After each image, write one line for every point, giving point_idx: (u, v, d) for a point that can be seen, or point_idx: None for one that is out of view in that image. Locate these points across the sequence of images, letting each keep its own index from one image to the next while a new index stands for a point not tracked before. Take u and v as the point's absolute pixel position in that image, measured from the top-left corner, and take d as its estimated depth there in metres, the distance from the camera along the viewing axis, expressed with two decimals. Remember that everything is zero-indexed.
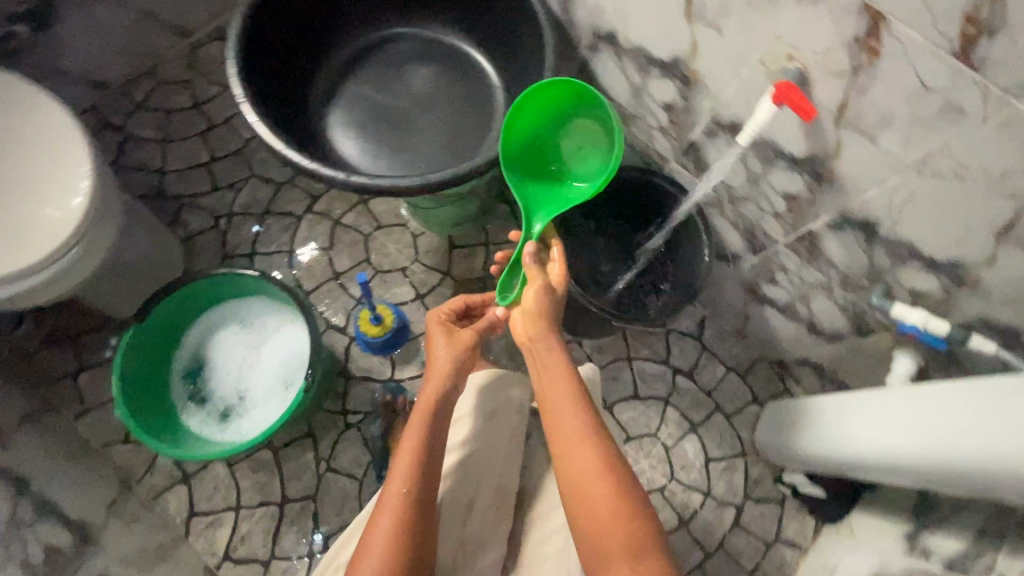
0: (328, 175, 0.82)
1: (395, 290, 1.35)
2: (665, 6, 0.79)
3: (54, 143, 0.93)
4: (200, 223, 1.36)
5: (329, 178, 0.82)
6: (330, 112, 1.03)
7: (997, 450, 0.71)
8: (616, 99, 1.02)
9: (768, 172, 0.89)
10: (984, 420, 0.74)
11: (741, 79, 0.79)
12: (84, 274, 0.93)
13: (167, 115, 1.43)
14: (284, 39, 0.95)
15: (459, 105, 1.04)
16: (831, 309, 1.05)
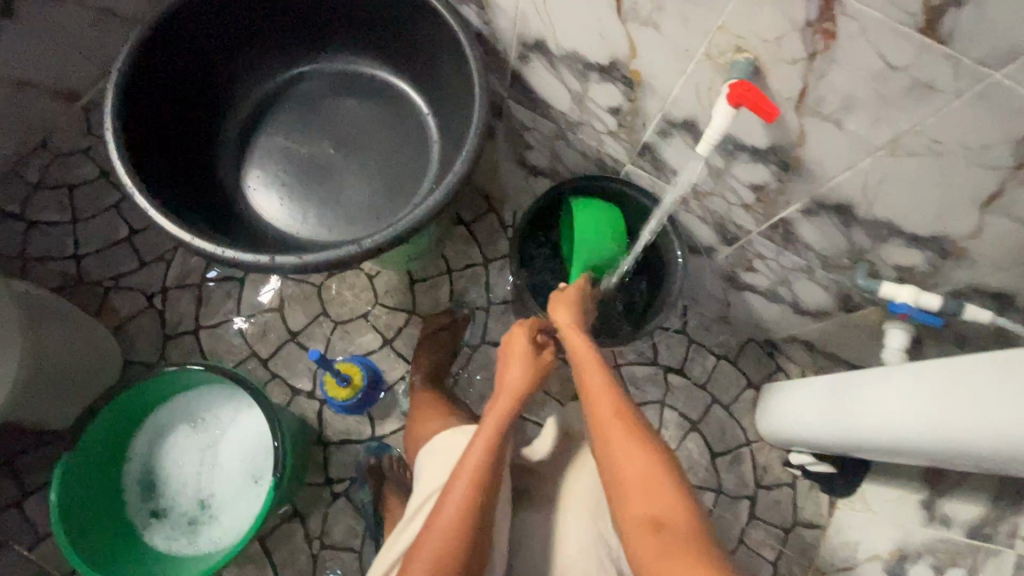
0: (247, 260, 0.72)
1: (359, 340, 1.26)
2: (593, 7, 0.71)
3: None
4: (132, 306, 1.24)
5: (248, 263, 0.72)
6: (246, 173, 0.93)
7: (1016, 426, 0.68)
8: (557, 107, 0.93)
9: (731, 166, 0.83)
10: (1003, 399, 0.70)
11: (689, 76, 0.72)
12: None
13: (72, 192, 1.29)
14: (174, 104, 0.84)
15: (387, 140, 0.94)
16: (815, 290, 1.01)
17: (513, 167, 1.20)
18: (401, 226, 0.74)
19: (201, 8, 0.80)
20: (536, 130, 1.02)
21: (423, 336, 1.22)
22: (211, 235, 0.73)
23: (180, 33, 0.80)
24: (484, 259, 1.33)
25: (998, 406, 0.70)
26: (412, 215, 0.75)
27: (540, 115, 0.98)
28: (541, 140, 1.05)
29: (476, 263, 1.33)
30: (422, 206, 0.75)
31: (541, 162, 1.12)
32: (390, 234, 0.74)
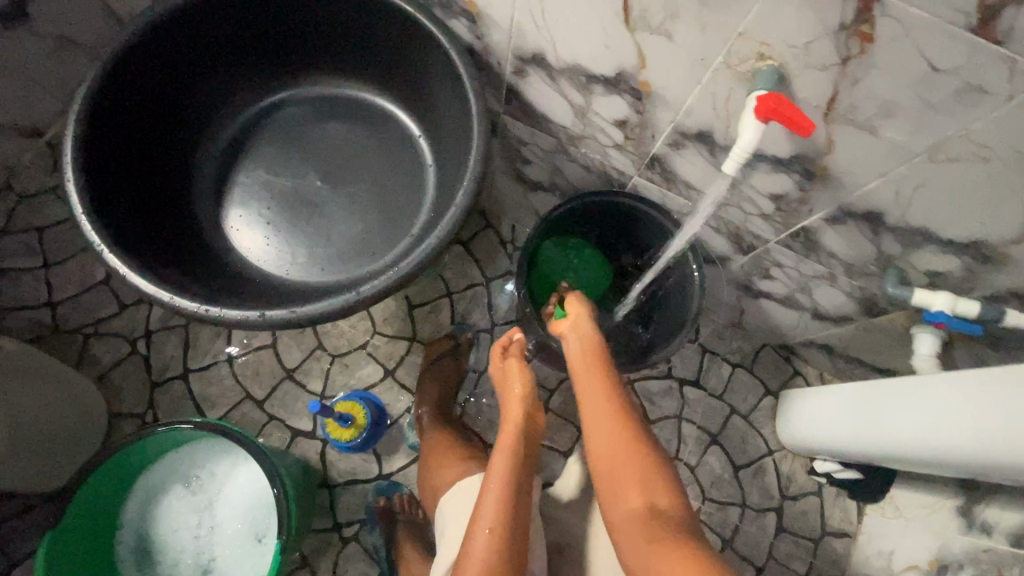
0: (237, 318, 0.66)
1: (360, 373, 1.19)
2: (597, 17, 0.65)
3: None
4: (114, 353, 1.16)
5: (239, 321, 0.66)
6: (230, 214, 0.87)
7: None
8: (558, 122, 0.88)
9: (749, 177, 0.78)
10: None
11: (705, 86, 0.66)
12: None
13: (42, 234, 1.21)
14: (143, 147, 0.78)
15: (379, 169, 0.88)
16: (837, 296, 0.97)
17: (511, 182, 1.15)
18: (403, 268, 0.69)
19: (165, 42, 0.74)
20: (535, 145, 0.97)
21: (427, 364, 1.16)
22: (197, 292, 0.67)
23: (143, 71, 0.73)
24: (485, 278, 1.27)
25: None
26: (414, 255, 0.69)
27: (539, 130, 0.92)
28: (540, 155, 0.99)
29: (477, 283, 1.27)
30: (423, 246, 0.70)
31: (540, 177, 1.06)
32: (391, 277, 0.68)
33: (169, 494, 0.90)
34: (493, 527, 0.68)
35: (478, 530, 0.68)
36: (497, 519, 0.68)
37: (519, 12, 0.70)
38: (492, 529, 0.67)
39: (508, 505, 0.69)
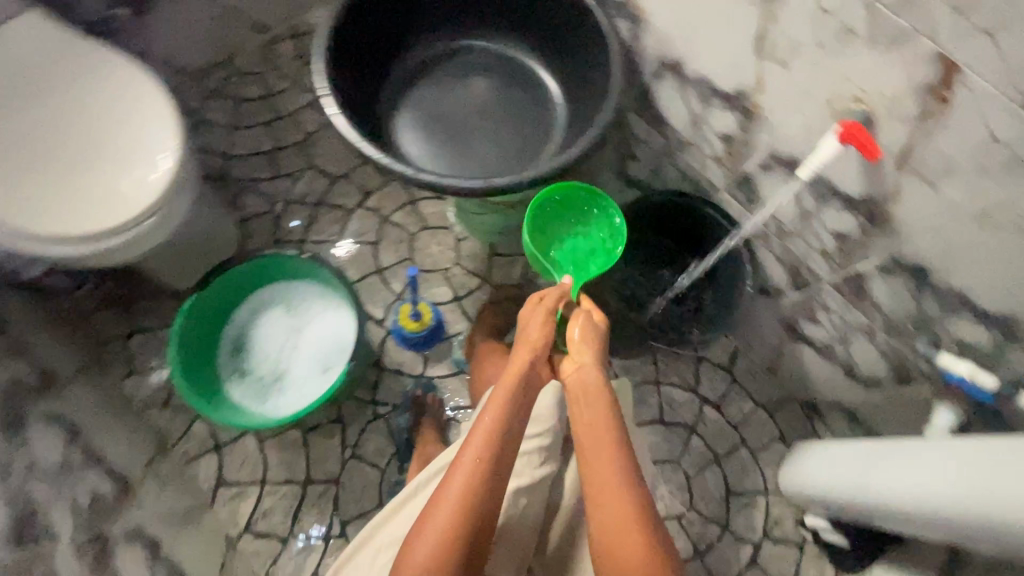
0: (402, 172, 0.87)
1: (434, 290, 1.39)
2: (735, 42, 0.82)
3: (125, 105, 0.99)
4: (257, 206, 1.43)
5: (402, 175, 0.87)
6: (397, 115, 1.08)
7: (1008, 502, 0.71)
8: (672, 126, 1.04)
9: (820, 211, 0.90)
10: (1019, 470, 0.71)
11: (806, 116, 0.80)
12: (171, 224, 0.97)
13: (239, 104, 1.51)
14: (366, 39, 1.01)
15: (520, 117, 1.08)
16: (871, 354, 1.05)
17: (613, 176, 1.32)
18: (527, 180, 0.88)
19: None
20: (646, 144, 1.14)
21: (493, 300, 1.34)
22: (379, 146, 0.89)
23: None
24: None
25: (997, 482, 0.74)
26: (538, 173, 0.89)
27: (654, 131, 1.09)
28: (647, 154, 1.16)
29: None
30: (546, 167, 0.89)
31: (640, 175, 1.23)
32: (517, 182, 0.87)
33: (278, 306, 1.13)
34: (476, 467, 0.72)
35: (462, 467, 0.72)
36: (483, 467, 0.72)
37: (674, 24, 0.89)
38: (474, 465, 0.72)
39: (495, 454, 0.73)
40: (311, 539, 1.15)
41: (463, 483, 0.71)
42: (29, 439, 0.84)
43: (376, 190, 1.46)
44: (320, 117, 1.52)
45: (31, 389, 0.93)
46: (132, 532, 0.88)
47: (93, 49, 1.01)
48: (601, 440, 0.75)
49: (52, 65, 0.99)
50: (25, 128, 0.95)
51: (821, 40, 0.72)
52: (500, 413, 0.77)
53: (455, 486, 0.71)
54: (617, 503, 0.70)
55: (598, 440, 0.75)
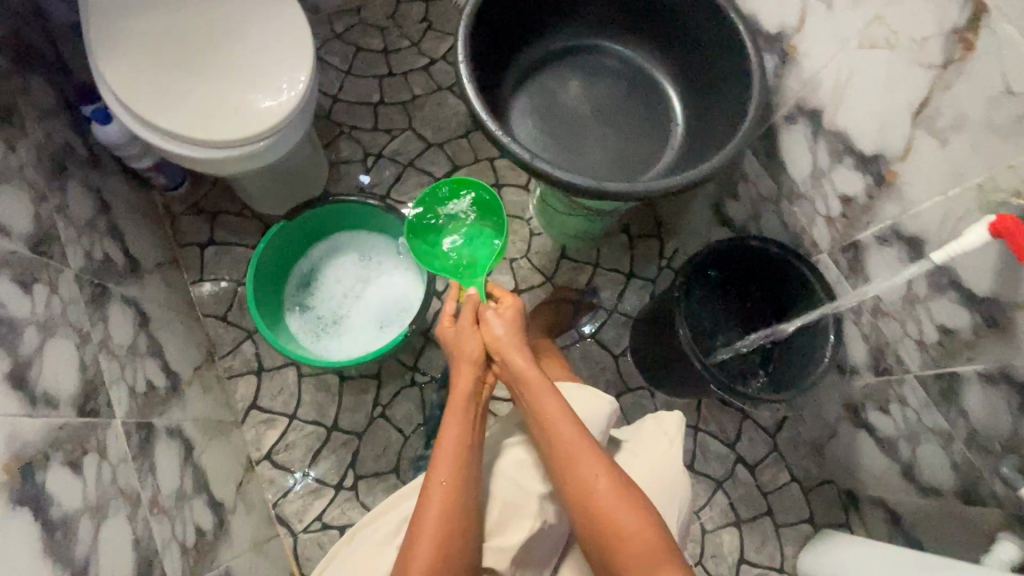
0: (516, 153, 0.85)
1: (497, 276, 1.38)
2: (890, 103, 0.78)
3: (260, 24, 1.01)
4: (351, 154, 1.46)
5: (516, 156, 0.85)
6: (516, 98, 1.08)
7: None
8: (789, 174, 1.00)
9: (931, 299, 0.85)
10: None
11: (948, 198, 0.75)
12: (279, 149, 1.00)
13: (357, 52, 1.55)
14: (509, 16, 1.00)
15: (635, 129, 1.06)
16: (939, 462, 0.98)
17: (706, 209, 1.28)
18: (637, 192, 0.86)
19: None
20: (754, 185, 1.10)
21: (553, 299, 1.32)
22: (499, 121, 0.87)
23: None
24: (630, 272, 1.41)
25: None
26: (650, 187, 0.86)
27: (767, 174, 1.05)
28: (751, 196, 1.12)
29: (621, 272, 1.41)
30: (662, 182, 0.86)
31: (736, 216, 1.19)
32: (626, 191, 0.85)
33: (351, 252, 1.16)
34: (448, 495, 0.73)
35: (435, 496, 0.74)
36: (455, 489, 0.74)
37: (827, 70, 0.85)
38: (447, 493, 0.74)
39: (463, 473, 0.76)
40: (324, 483, 1.17)
41: (440, 512, 0.72)
42: (108, 315, 0.88)
43: (465, 166, 1.47)
44: (429, 82, 1.54)
45: (117, 270, 0.98)
46: (174, 429, 0.91)
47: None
48: (544, 424, 0.78)
49: None
50: (172, 21, 0.98)
51: (994, 121, 0.67)
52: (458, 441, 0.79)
53: (437, 501, 0.73)
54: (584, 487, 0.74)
55: (546, 430, 0.78)
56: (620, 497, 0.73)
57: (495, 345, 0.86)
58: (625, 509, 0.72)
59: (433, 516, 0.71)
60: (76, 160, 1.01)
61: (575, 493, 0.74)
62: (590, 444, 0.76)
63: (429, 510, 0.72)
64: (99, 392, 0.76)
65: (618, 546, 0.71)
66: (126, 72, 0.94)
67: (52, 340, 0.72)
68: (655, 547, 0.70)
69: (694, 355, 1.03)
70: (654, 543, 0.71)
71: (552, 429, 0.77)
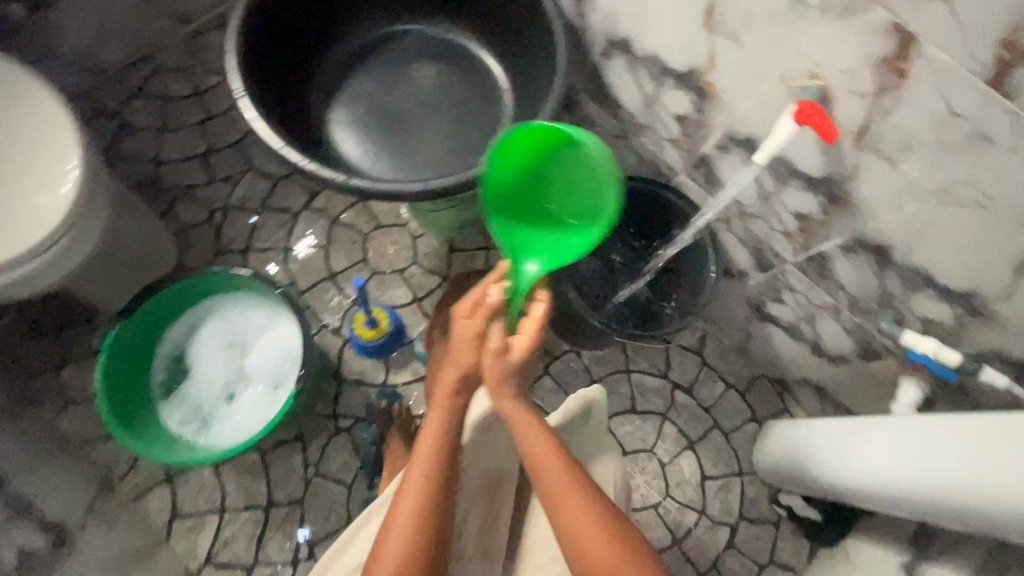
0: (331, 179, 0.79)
1: (391, 292, 1.32)
2: (682, 16, 0.77)
3: (9, 123, 0.88)
4: (194, 216, 1.33)
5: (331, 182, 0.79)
6: (332, 111, 1.00)
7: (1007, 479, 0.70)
8: (627, 108, 0.99)
9: (781, 191, 0.87)
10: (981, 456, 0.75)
11: (760, 94, 0.76)
12: (93, 237, 0.88)
13: (165, 103, 1.39)
14: (285, 33, 0.93)
15: (465, 106, 1.01)
16: (837, 332, 1.03)
17: None
18: (469, 179, 0.82)
19: None
20: (600, 127, 1.08)
21: (451, 291, 1.28)
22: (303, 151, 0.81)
23: None
24: None
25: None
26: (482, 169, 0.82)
27: (607, 113, 1.03)
28: (603, 138, 1.10)
29: None
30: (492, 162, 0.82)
31: None
32: (457, 183, 0.81)
33: (216, 324, 1.04)
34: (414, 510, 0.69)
35: (405, 497, 0.70)
36: (424, 490, 0.70)
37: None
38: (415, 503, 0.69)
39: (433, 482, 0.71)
40: (279, 565, 1.10)
41: (413, 511, 0.69)
42: None
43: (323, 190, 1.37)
44: None
45: None
46: None
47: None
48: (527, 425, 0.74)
49: None
50: None
51: (772, 11, 0.67)
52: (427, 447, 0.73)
53: (413, 501, 0.70)
54: (550, 490, 0.70)
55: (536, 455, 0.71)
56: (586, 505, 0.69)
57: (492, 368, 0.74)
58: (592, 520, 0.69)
59: (404, 509, 0.69)
60: None
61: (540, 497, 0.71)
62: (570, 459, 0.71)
63: (400, 511, 0.70)
64: None
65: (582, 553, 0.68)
66: None
67: None
68: None
69: (588, 314, 1.05)
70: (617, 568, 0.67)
71: (539, 454, 0.71)
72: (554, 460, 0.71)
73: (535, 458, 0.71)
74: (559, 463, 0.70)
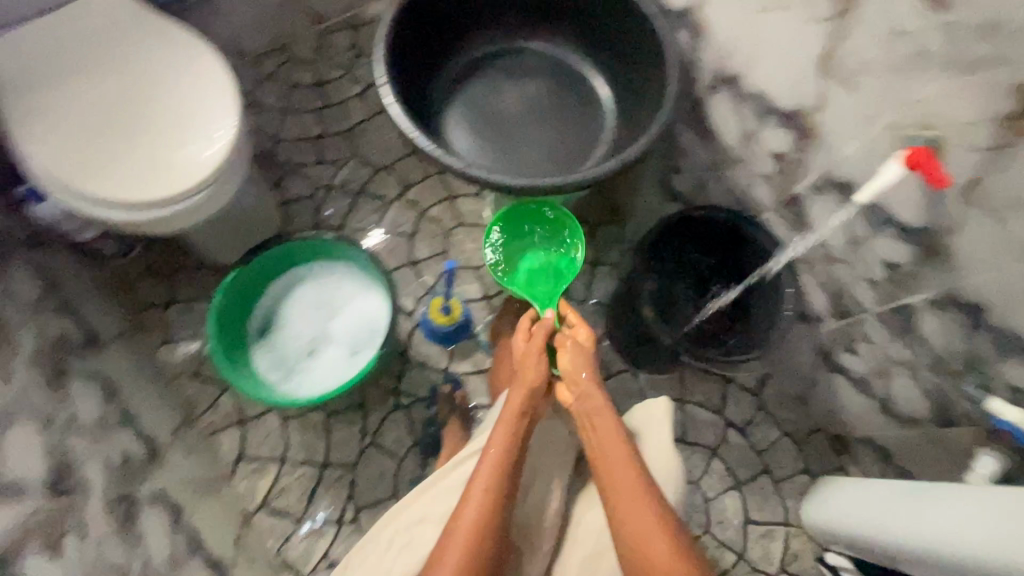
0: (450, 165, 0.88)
1: (464, 287, 1.38)
2: (798, 58, 0.81)
3: (178, 82, 0.99)
4: (300, 191, 1.44)
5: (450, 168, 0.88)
6: (448, 111, 1.10)
7: None
8: (724, 141, 1.03)
9: (873, 238, 0.88)
10: None
11: (867, 140, 0.79)
12: (223, 199, 1.00)
13: (291, 89, 1.52)
14: (424, 33, 1.03)
15: (569, 121, 1.09)
16: (911, 392, 1.01)
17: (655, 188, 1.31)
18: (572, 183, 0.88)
19: None
20: (693, 157, 1.12)
21: None
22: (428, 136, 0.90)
23: None
24: (594, 260, 1.41)
25: None
26: (585, 177, 0.89)
27: (703, 144, 1.08)
28: (693, 168, 1.15)
29: (586, 261, 1.41)
30: (597, 171, 0.89)
31: (684, 189, 1.21)
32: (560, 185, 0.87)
33: (314, 286, 1.16)
34: (488, 488, 0.77)
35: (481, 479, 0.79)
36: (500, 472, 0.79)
37: (736, 37, 0.88)
38: (478, 516, 0.75)
39: (504, 464, 0.80)
40: (325, 521, 1.16)
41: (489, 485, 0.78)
42: (71, 394, 0.87)
43: (416, 183, 1.46)
44: (368, 107, 1.53)
45: (75, 346, 0.96)
46: (158, 495, 0.91)
47: (132, 8, 1.02)
48: (585, 430, 0.86)
49: (117, 38, 1.00)
50: (96, 89, 0.97)
51: (892, 61, 0.70)
52: (493, 459, 0.80)
53: (493, 469, 0.79)
54: (610, 468, 0.80)
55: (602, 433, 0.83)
56: (651, 515, 0.75)
57: (571, 373, 0.91)
58: (654, 526, 0.74)
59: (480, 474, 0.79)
60: (16, 242, 0.99)
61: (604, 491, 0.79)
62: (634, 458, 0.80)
63: (477, 489, 0.78)
64: (70, 472, 0.76)
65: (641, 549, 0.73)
66: (54, 140, 0.94)
67: (12, 428, 0.71)
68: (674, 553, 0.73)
69: (659, 329, 1.07)
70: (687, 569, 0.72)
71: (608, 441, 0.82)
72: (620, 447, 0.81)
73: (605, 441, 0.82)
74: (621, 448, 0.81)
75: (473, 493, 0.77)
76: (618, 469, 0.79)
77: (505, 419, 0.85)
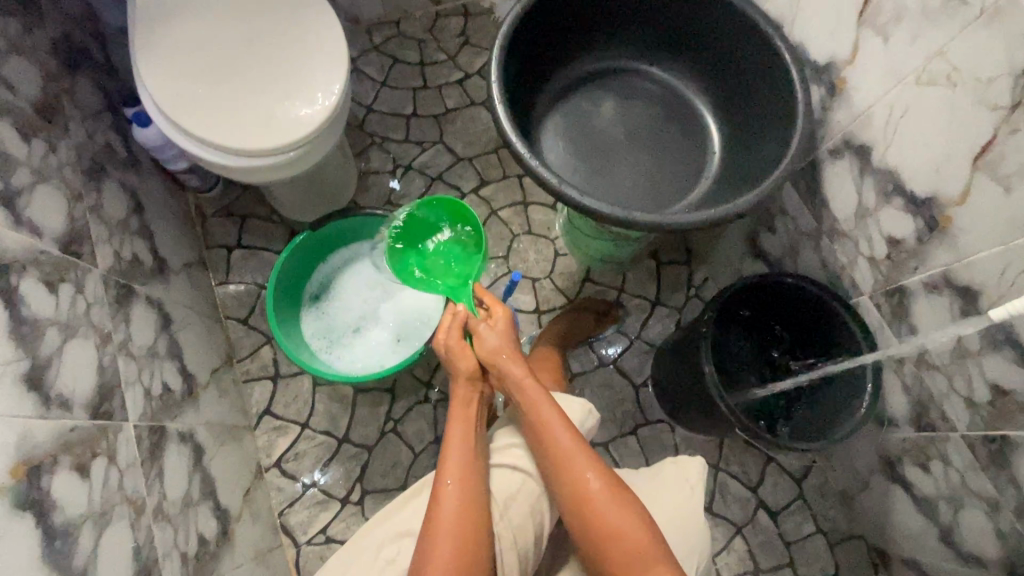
0: (544, 177, 0.84)
1: (518, 296, 1.35)
2: (948, 143, 0.73)
3: (296, 37, 1.01)
4: (380, 164, 1.45)
5: (544, 179, 0.84)
6: (547, 119, 1.07)
7: None
8: (833, 211, 0.94)
9: (984, 355, 0.78)
10: None
11: (1008, 249, 0.70)
12: (310, 160, 1.01)
13: (393, 63, 1.53)
14: (545, 36, 1.00)
15: (668, 156, 1.05)
16: (983, 531, 0.90)
17: (739, 241, 1.23)
18: (665, 223, 0.83)
19: None
20: (792, 219, 1.04)
21: (573, 311, 1.28)
22: (527, 142, 0.86)
23: None
24: (655, 299, 1.35)
25: None
26: (681, 219, 0.83)
27: (807, 209, 1.00)
28: (789, 231, 1.07)
29: (647, 298, 1.35)
30: (694, 217, 0.83)
31: (772, 249, 1.14)
32: (653, 223, 0.82)
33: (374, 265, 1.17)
34: (459, 487, 0.75)
35: (445, 497, 0.74)
36: (463, 486, 0.75)
37: (879, 105, 0.80)
38: (451, 536, 0.70)
39: (467, 461, 0.77)
40: (331, 495, 1.16)
41: (456, 506, 0.73)
42: (131, 316, 0.89)
43: (493, 182, 1.44)
44: (463, 96, 1.51)
45: (144, 271, 0.99)
46: (186, 433, 0.93)
47: None
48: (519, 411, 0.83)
49: None
50: (220, 29, 0.99)
51: None
52: (455, 470, 0.76)
53: (455, 484, 0.75)
54: (557, 451, 0.76)
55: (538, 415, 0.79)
56: (606, 494, 0.73)
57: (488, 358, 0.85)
58: (606, 500, 0.72)
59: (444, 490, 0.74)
60: (114, 159, 1.03)
61: (559, 483, 0.75)
62: (570, 431, 0.77)
63: (443, 509, 0.73)
64: (114, 394, 0.77)
65: (595, 523, 0.71)
66: (173, 70, 0.96)
67: (73, 340, 0.74)
68: (642, 538, 0.69)
69: (717, 393, 0.96)
70: (642, 538, 0.69)
71: (547, 425, 0.78)
72: (562, 431, 0.77)
73: (545, 424, 0.78)
74: (563, 429, 0.77)
75: (446, 494, 0.74)
76: (565, 453, 0.76)
77: (457, 416, 0.84)
